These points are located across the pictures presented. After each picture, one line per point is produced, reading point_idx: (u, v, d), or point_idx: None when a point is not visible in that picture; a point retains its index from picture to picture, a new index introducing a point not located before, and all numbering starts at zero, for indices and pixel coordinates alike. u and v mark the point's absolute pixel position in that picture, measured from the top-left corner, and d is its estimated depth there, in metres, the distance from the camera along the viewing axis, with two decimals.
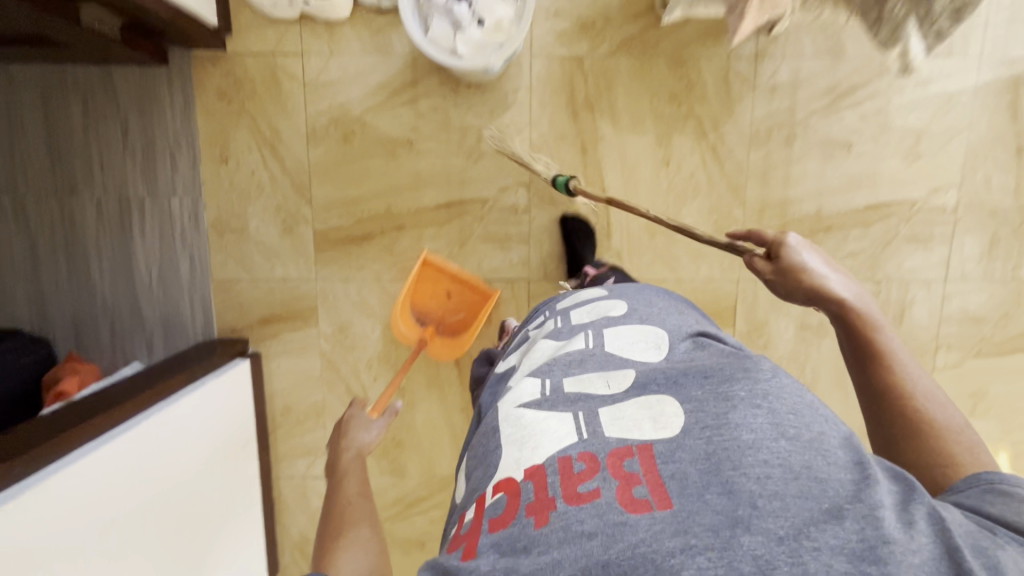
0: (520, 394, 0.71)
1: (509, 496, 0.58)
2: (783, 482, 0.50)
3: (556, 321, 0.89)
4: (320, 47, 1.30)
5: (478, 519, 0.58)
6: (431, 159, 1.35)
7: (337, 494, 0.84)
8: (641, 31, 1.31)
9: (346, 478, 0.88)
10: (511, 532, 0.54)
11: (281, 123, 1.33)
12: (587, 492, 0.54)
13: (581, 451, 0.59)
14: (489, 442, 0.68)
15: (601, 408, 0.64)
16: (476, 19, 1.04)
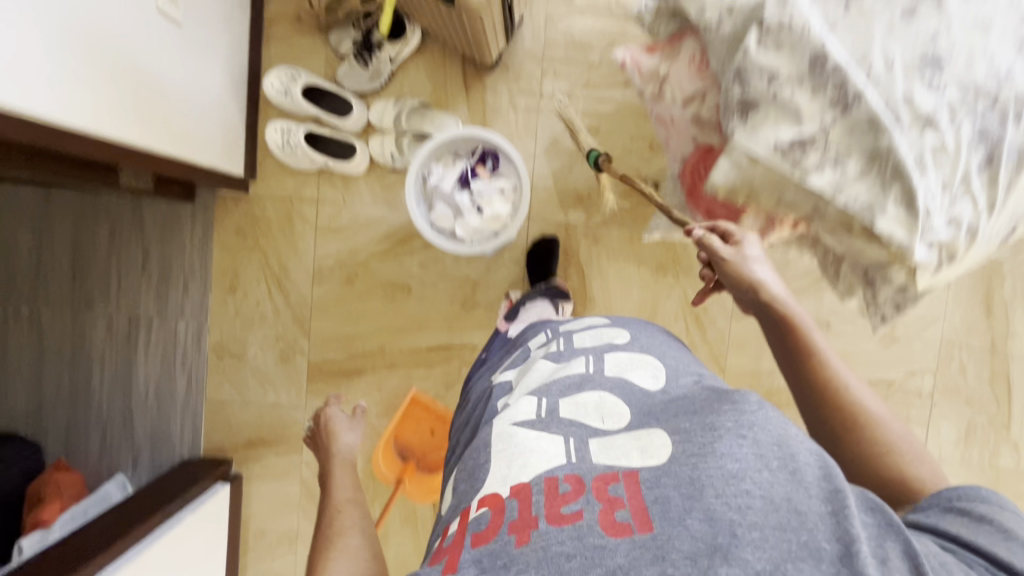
0: (513, 415, 0.69)
1: (492, 513, 0.57)
2: (763, 514, 0.50)
3: (556, 340, 0.85)
4: (335, 196, 1.40)
5: (460, 534, 0.57)
6: (428, 305, 1.42)
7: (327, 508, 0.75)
8: (634, 205, 1.40)
9: (337, 493, 0.78)
10: (493, 547, 0.53)
11: (289, 261, 1.41)
12: (570, 514, 0.53)
13: (567, 472, 0.58)
14: (478, 459, 0.66)
15: (592, 436, 0.62)
16: (475, 206, 1.13)
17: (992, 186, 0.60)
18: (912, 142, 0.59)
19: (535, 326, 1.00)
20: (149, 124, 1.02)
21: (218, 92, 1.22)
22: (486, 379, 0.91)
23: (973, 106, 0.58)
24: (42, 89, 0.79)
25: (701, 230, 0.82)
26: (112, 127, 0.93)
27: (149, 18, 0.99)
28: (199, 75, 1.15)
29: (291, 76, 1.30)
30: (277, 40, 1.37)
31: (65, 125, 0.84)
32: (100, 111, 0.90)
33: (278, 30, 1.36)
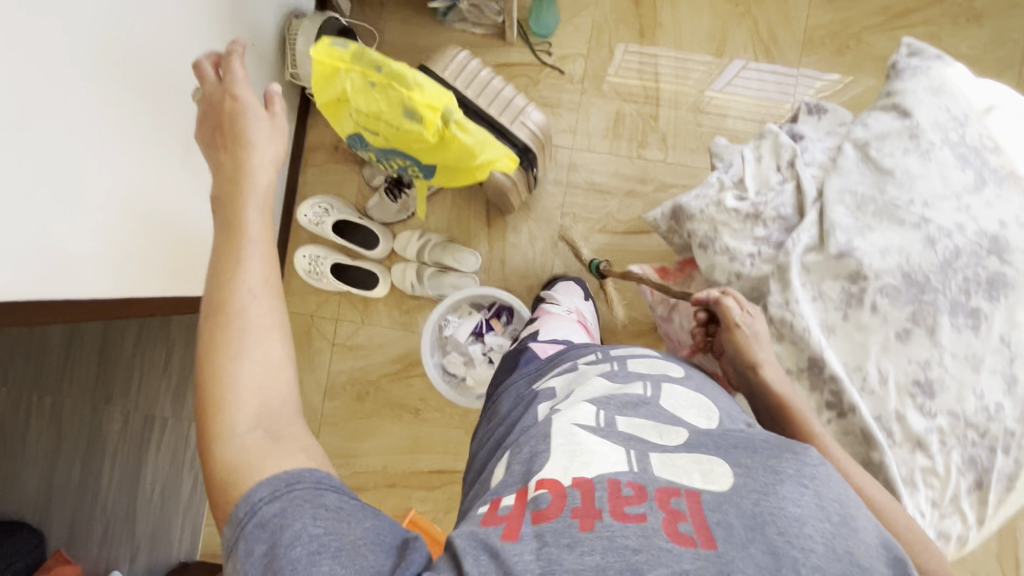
0: (573, 415, 0.64)
1: (553, 495, 0.52)
2: (825, 561, 0.46)
3: (608, 360, 0.79)
4: (354, 316, 1.44)
5: (519, 508, 0.52)
6: (433, 428, 1.44)
7: (237, 232, 0.61)
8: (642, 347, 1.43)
9: (240, 220, 0.62)
10: (556, 529, 0.48)
11: (304, 374, 1.45)
12: (634, 514, 0.49)
13: (630, 478, 0.53)
14: (535, 445, 0.61)
15: (653, 451, 0.57)
16: (486, 358, 1.18)
17: (983, 505, 0.74)
18: (904, 458, 0.74)
19: (574, 347, 0.93)
20: (190, 271, 1.11)
21: None
22: (524, 386, 0.84)
23: (962, 435, 0.73)
24: (107, 273, 0.88)
25: (717, 294, 0.76)
26: (158, 285, 1.02)
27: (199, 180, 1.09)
28: None
29: (324, 209, 1.37)
30: (315, 166, 1.45)
31: (121, 298, 0.93)
32: (150, 273, 0.99)
33: (317, 157, 1.45)
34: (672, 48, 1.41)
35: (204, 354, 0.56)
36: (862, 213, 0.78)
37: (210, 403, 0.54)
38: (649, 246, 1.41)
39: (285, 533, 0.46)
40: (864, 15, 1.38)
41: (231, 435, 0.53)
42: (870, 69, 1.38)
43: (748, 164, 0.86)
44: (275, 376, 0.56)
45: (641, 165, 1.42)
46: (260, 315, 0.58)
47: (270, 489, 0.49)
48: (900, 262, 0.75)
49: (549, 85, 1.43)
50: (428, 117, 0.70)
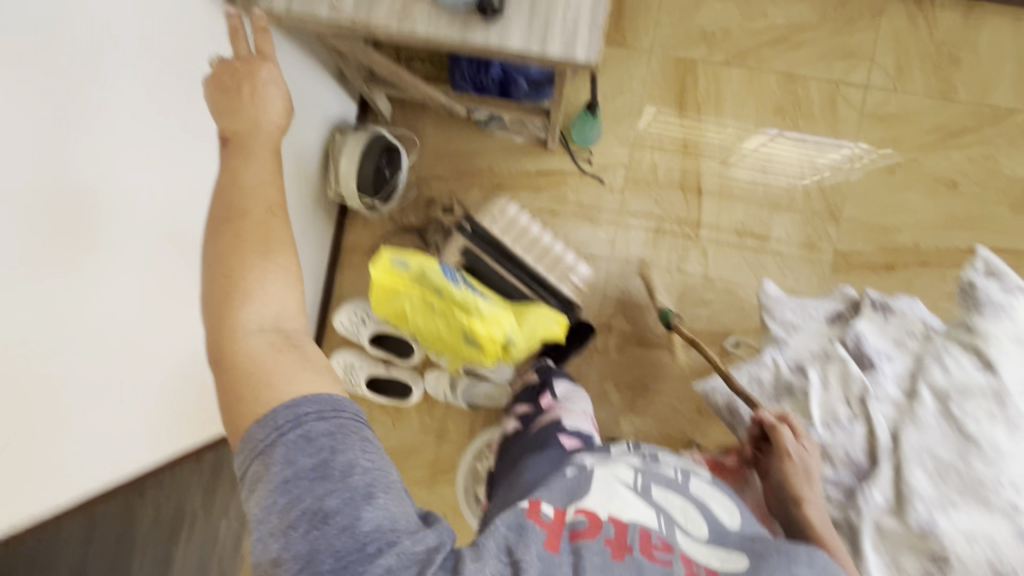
0: (614, 473, 0.73)
1: (589, 522, 0.64)
2: None
3: (639, 453, 0.85)
4: (385, 421, 1.44)
5: (558, 522, 0.65)
6: (460, 539, 1.41)
7: (252, 155, 0.75)
8: None
9: (254, 149, 0.76)
10: (592, 548, 0.61)
11: None
12: (661, 557, 0.62)
13: (658, 534, 0.65)
14: (576, 483, 0.72)
15: (680, 531, 0.66)
16: None
17: None
18: None
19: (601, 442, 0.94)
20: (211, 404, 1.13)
21: None
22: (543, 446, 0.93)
23: None
24: (118, 441, 0.90)
25: (775, 418, 0.88)
26: (170, 429, 1.05)
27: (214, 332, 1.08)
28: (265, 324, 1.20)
29: (361, 317, 1.35)
30: (352, 269, 1.44)
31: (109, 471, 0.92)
32: (166, 420, 1.02)
33: (354, 260, 1.44)
34: (714, 114, 1.39)
35: (228, 260, 0.69)
36: (943, 485, 0.84)
37: (235, 303, 0.67)
38: (686, 362, 1.39)
39: (333, 459, 0.59)
40: (916, 133, 1.34)
41: (249, 329, 0.67)
42: (922, 188, 1.34)
43: (817, 393, 0.92)
44: (285, 289, 0.70)
45: (681, 278, 1.40)
46: (275, 234, 0.71)
47: (318, 409, 0.62)
48: (989, 555, 0.80)
49: (589, 195, 1.41)
50: (488, 349, 0.81)
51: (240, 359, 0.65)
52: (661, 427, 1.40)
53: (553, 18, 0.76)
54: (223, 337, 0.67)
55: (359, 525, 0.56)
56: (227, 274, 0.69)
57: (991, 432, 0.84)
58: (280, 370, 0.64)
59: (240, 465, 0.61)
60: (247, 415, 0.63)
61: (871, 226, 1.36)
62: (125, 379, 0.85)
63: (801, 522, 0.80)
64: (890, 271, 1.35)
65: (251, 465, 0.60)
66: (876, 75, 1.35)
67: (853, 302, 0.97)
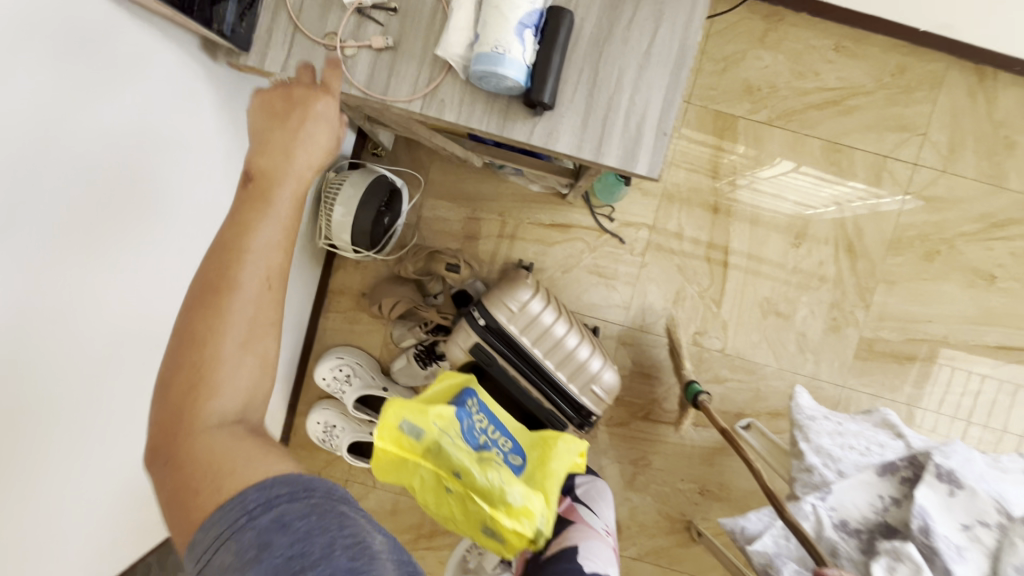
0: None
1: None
2: None
3: None
4: (366, 479, 1.32)
5: None
6: None
7: (262, 198, 0.57)
8: (671, 544, 1.32)
9: (280, 177, 0.58)
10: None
11: None
12: None
13: None
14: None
15: None
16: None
17: None
18: None
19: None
20: None
21: None
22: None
23: None
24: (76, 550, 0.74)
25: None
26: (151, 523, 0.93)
27: None
28: None
29: (345, 375, 1.22)
30: (337, 313, 1.30)
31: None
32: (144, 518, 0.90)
33: (341, 303, 1.30)
34: (750, 144, 1.26)
35: (189, 352, 0.52)
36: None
37: (197, 397, 0.51)
38: (693, 441, 1.30)
39: (315, 540, 0.44)
40: (959, 220, 1.26)
41: (211, 428, 0.50)
42: (959, 279, 1.26)
43: None
44: (263, 376, 0.55)
45: (698, 351, 1.29)
46: (259, 308, 0.54)
47: (292, 488, 0.47)
48: None
49: (607, 253, 1.29)
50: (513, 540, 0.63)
51: (195, 456, 0.49)
52: (661, 505, 1.32)
53: (612, 121, 0.64)
54: (174, 429, 0.50)
55: None
56: (198, 350, 0.52)
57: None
58: (247, 463, 0.48)
59: (197, 558, 0.45)
60: (199, 510, 0.47)
61: (903, 312, 1.27)
62: (90, 470, 0.73)
63: None
64: (914, 361, 1.27)
65: (214, 555, 0.44)
66: (927, 153, 1.25)
67: (914, 463, 0.80)
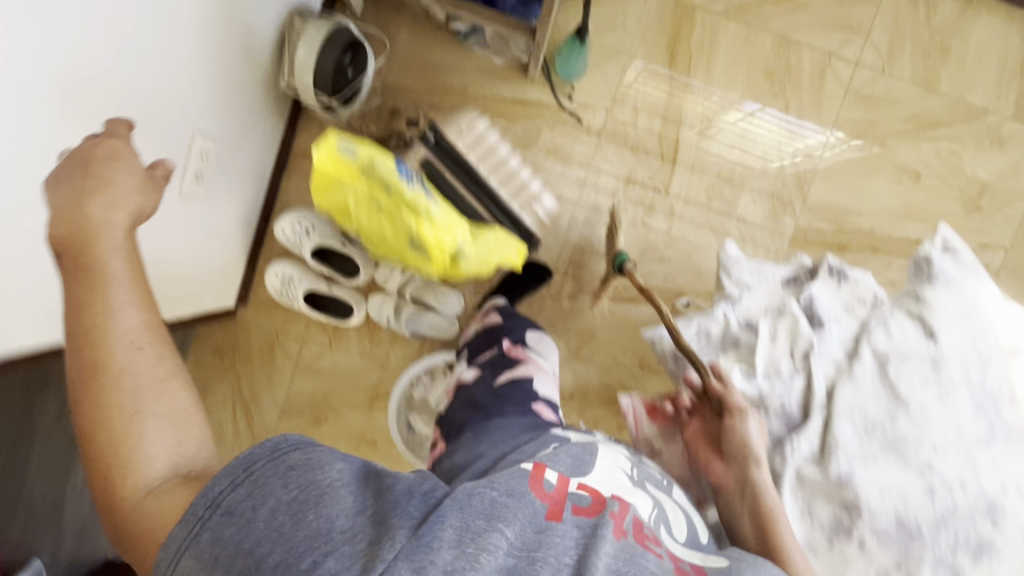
0: (615, 457, 0.77)
1: (594, 500, 0.65)
2: (567, 552, 0.57)
3: (624, 458, 0.79)
4: (322, 338, 1.39)
5: (559, 492, 0.64)
6: (389, 462, 1.40)
7: (98, 273, 0.59)
8: (610, 412, 1.40)
9: (101, 237, 0.60)
10: (597, 521, 0.61)
11: (262, 392, 1.39)
12: (553, 507, 0.62)
13: (549, 502, 0.62)
14: (582, 452, 0.74)
15: (546, 528, 0.58)
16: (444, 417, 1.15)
17: None
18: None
19: (582, 455, 0.73)
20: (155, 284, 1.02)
21: (224, 226, 1.17)
22: (538, 446, 0.76)
23: None
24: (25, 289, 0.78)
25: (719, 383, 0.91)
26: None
27: (172, 204, 0.96)
28: (209, 230, 1.11)
29: (305, 228, 1.26)
30: (299, 174, 1.33)
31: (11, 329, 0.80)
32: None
33: (304, 165, 1.33)
34: (705, 34, 1.33)
35: (93, 436, 0.56)
36: (868, 441, 0.90)
37: (121, 482, 0.55)
38: (635, 315, 1.39)
39: (259, 510, 0.51)
40: (893, 120, 1.35)
41: (144, 496, 0.55)
42: (889, 174, 1.36)
43: (765, 345, 0.94)
44: (175, 423, 0.58)
45: (645, 230, 1.37)
46: (148, 366, 0.58)
47: (230, 476, 0.53)
48: (897, 505, 0.87)
49: (565, 133, 1.34)
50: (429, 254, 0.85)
51: (145, 520, 0.54)
52: (601, 376, 1.40)
53: None
54: (115, 504, 0.55)
55: (308, 556, 0.49)
56: (101, 428, 0.56)
57: (919, 392, 0.90)
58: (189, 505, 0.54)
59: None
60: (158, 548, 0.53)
61: (835, 202, 1.36)
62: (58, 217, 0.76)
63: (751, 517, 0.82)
64: (845, 250, 1.37)
65: (176, 566, 0.50)
66: (869, 53, 1.33)
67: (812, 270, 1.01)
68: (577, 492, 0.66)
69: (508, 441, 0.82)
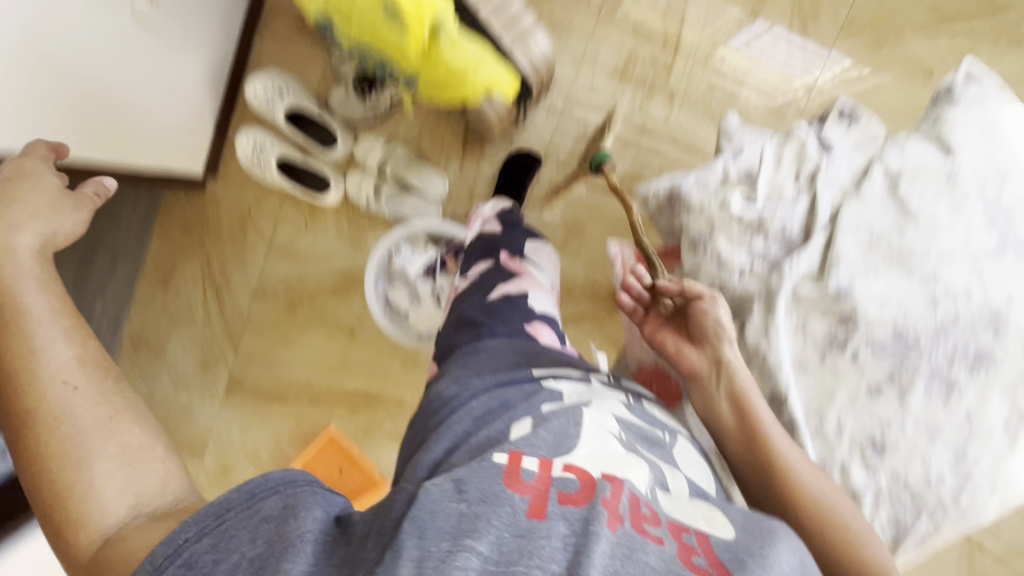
0: (601, 421, 0.62)
1: (583, 483, 0.50)
2: (555, 553, 0.42)
3: (609, 415, 0.64)
4: (298, 218, 1.32)
5: (541, 482, 0.50)
6: (367, 350, 1.36)
7: (16, 319, 0.53)
8: (598, 312, 1.36)
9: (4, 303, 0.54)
10: (587, 512, 0.46)
11: (233, 273, 1.34)
12: (530, 500, 0.47)
13: (529, 496, 0.47)
14: (563, 425, 0.59)
15: (519, 528, 0.44)
16: (435, 297, 1.10)
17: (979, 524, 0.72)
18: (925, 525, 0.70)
19: (564, 427, 0.59)
20: (118, 121, 1.01)
21: (189, 80, 1.14)
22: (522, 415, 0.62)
23: (900, 501, 0.70)
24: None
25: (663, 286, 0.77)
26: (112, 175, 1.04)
27: (122, 30, 0.96)
28: (174, 70, 1.10)
29: (278, 90, 1.23)
30: (274, 40, 1.29)
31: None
32: (104, 168, 1.01)
33: (278, 30, 1.28)
34: None
35: (45, 498, 0.50)
36: (872, 252, 0.73)
37: (78, 536, 0.49)
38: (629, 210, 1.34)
39: (219, 562, 0.44)
40: (911, 11, 1.28)
41: (109, 544, 0.48)
42: (903, 70, 1.29)
43: (767, 167, 0.79)
44: (130, 454, 0.52)
45: (642, 119, 1.31)
46: (88, 407, 0.52)
47: (197, 527, 0.46)
48: (898, 317, 0.70)
49: (563, 10, 1.30)
50: (411, 27, 0.89)
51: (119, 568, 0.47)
52: (590, 273, 1.35)
53: None
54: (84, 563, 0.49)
55: None
56: (50, 490, 0.49)
57: (939, 208, 0.72)
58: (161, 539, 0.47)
59: None
60: None
61: (843, 96, 1.30)
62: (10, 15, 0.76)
63: (755, 454, 0.68)
64: None
65: None
66: None
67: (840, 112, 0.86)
68: (564, 478, 0.51)
69: (488, 389, 0.69)
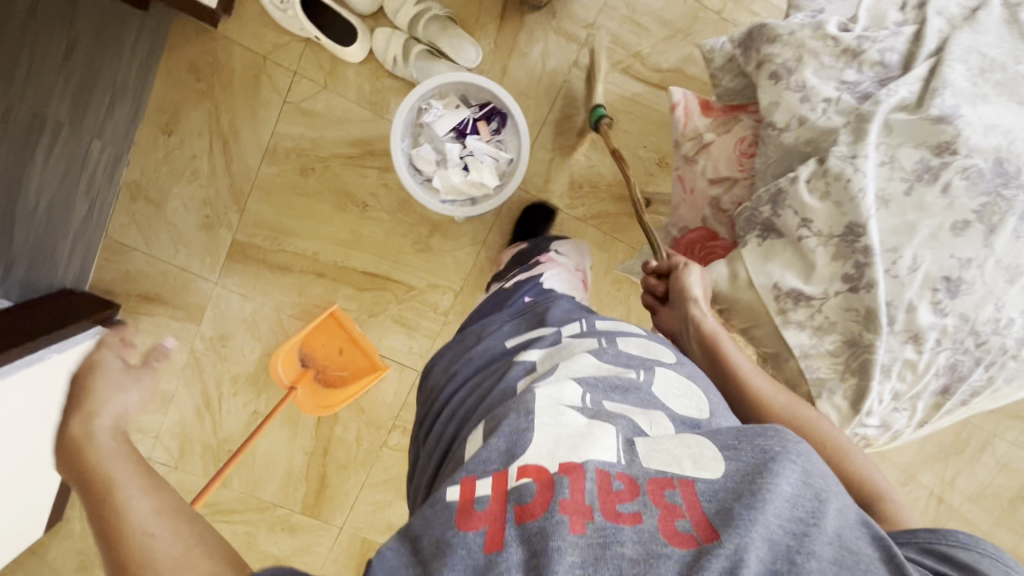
0: (558, 395, 0.56)
1: (539, 486, 0.46)
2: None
3: (567, 379, 0.58)
4: (317, 76, 1.23)
5: (498, 503, 0.46)
6: (380, 227, 1.31)
7: (79, 447, 0.49)
8: (619, 212, 1.32)
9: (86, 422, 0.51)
10: (544, 526, 0.43)
11: (242, 127, 1.25)
12: (488, 533, 0.43)
13: (486, 533, 0.43)
14: (515, 422, 0.52)
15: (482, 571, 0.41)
16: (462, 164, 1.04)
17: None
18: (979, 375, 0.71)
19: (517, 410, 0.53)
20: None
21: None
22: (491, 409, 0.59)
23: (960, 338, 0.67)
24: None
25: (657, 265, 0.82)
26: None
27: None
28: None
29: None
30: None
31: None
32: None
33: None
34: None
35: None
36: (982, 81, 0.64)
37: None
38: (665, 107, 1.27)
39: None
40: None
41: None
42: None
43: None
44: (177, 535, 0.44)
45: (692, 9, 1.23)
46: (146, 497, 0.45)
47: None
48: (1001, 145, 0.62)
49: None
50: None
51: None
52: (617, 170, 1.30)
53: None
54: None
55: None
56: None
57: None
58: None
59: None
60: None
61: None
62: None
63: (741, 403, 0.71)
64: None
65: None
66: None
67: None
68: (522, 484, 0.47)
69: (477, 372, 0.69)
